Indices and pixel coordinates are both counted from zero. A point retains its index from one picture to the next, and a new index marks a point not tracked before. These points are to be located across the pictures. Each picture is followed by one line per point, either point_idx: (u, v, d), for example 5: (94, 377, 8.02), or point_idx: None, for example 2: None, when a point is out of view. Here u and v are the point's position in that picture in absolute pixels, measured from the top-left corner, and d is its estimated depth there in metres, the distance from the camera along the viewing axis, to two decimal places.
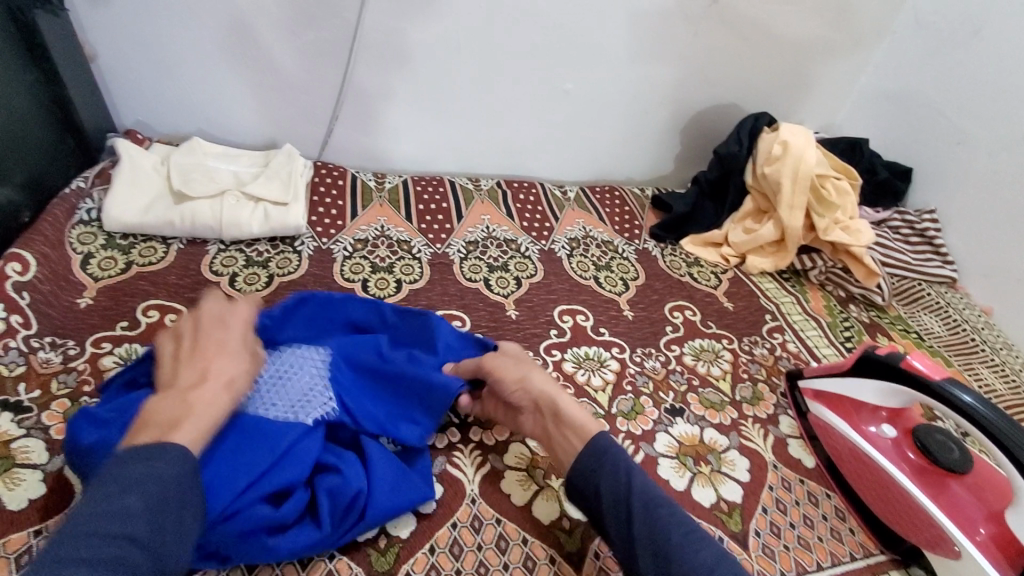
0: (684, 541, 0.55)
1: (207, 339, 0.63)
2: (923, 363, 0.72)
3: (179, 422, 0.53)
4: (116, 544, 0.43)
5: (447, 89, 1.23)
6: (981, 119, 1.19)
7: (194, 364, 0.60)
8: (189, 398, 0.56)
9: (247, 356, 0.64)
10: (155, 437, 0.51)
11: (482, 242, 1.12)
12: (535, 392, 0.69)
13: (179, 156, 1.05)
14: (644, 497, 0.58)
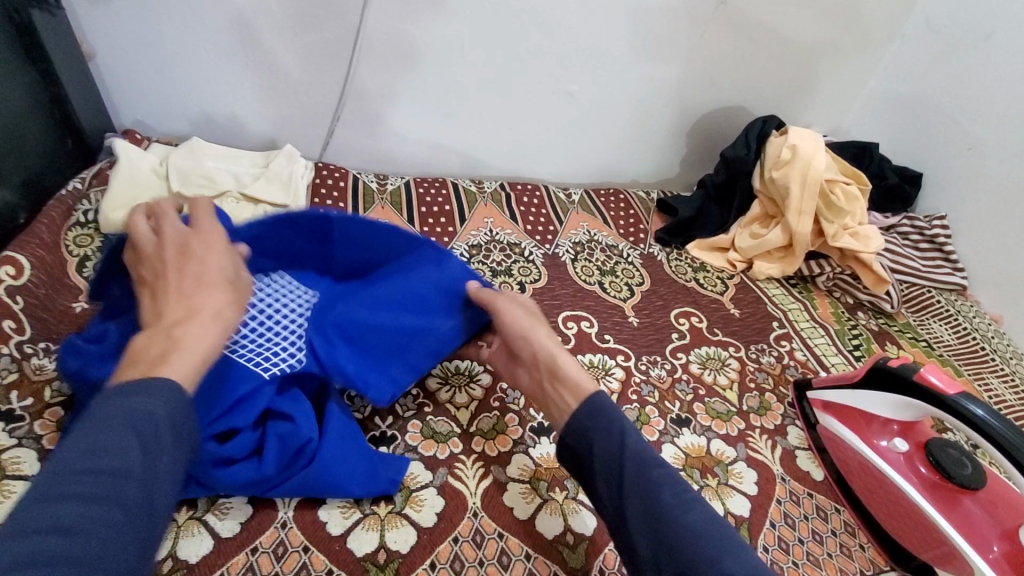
0: (674, 502, 0.52)
1: (185, 275, 0.53)
2: (938, 376, 0.70)
3: (165, 356, 0.46)
4: (106, 482, 0.39)
5: (451, 91, 1.22)
6: (993, 125, 1.17)
7: (173, 300, 0.50)
8: (174, 332, 0.48)
9: (232, 287, 0.54)
10: (140, 374, 0.44)
11: (485, 245, 1.10)
12: (535, 346, 0.68)
13: (179, 158, 1.04)
14: (638, 455, 0.55)
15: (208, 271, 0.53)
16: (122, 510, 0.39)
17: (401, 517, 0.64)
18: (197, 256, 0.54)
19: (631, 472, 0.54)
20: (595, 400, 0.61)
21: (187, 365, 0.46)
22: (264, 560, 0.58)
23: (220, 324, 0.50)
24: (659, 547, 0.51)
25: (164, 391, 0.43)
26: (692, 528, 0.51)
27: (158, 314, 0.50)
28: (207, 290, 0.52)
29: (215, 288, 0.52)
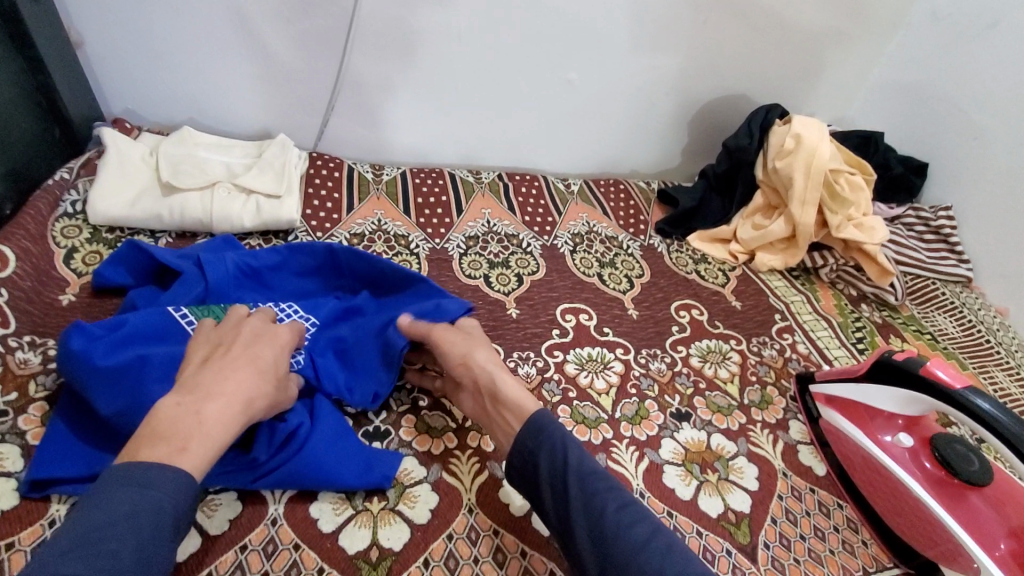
0: (617, 517, 0.54)
1: (241, 357, 0.59)
2: (945, 370, 0.69)
3: (187, 442, 0.50)
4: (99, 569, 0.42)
5: (447, 81, 1.19)
6: (1001, 113, 1.14)
7: (213, 376, 0.56)
8: (202, 413, 0.52)
9: (275, 383, 0.60)
10: (165, 454, 0.49)
11: (482, 237, 1.09)
12: (476, 370, 0.69)
13: (171, 147, 1.03)
14: (580, 468, 0.57)
15: (263, 361, 0.60)
16: None
17: (394, 514, 0.62)
18: (259, 347, 0.61)
19: (576, 486, 0.56)
20: (537, 418, 0.62)
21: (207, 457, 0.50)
22: (253, 558, 0.57)
23: (246, 412, 0.55)
24: (604, 558, 0.52)
25: (170, 476, 0.48)
26: (638, 540, 0.52)
27: (196, 382, 0.55)
28: (248, 376, 0.57)
29: (259, 377, 0.58)
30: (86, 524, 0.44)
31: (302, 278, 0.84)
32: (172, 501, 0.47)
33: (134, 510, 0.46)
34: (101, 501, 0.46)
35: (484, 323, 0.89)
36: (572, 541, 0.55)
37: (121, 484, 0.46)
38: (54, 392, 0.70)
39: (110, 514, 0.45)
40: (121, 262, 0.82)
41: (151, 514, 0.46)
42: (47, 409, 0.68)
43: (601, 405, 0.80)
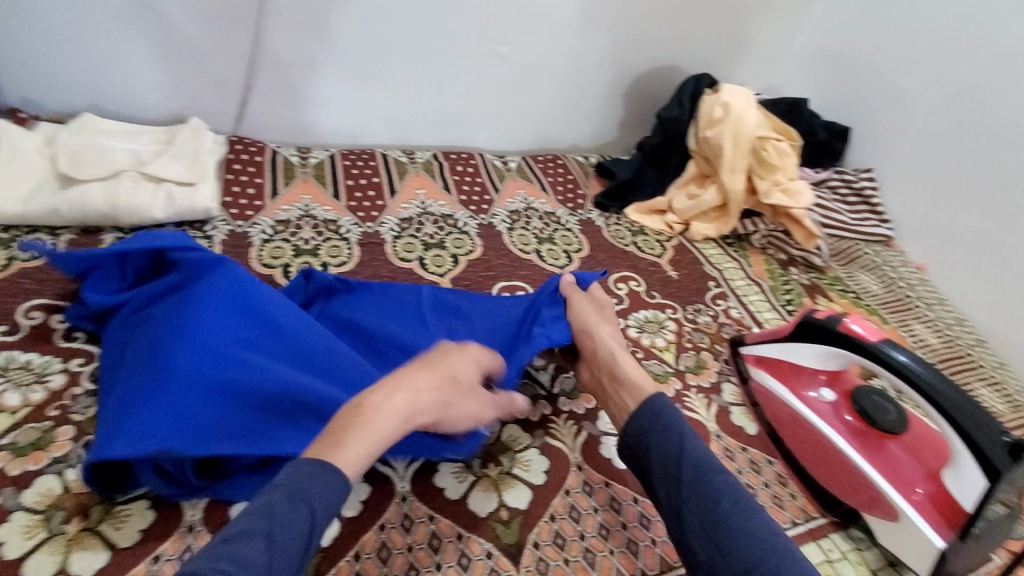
0: (733, 509, 0.54)
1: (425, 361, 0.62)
2: (861, 325, 0.71)
3: (343, 439, 0.53)
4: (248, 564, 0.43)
5: (375, 56, 1.14)
6: (915, 76, 1.19)
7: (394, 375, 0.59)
8: (364, 405, 0.55)
9: (446, 380, 0.62)
10: (320, 453, 0.51)
11: (417, 219, 1.05)
12: (599, 345, 0.74)
13: (69, 137, 0.94)
14: (695, 461, 0.58)
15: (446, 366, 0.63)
16: None
17: None
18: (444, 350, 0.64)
19: (689, 470, 0.57)
20: (656, 402, 0.64)
21: (356, 453, 0.52)
22: (167, 567, 0.57)
23: (409, 407, 0.57)
24: (705, 539, 0.54)
25: (328, 485, 0.49)
26: (752, 534, 0.52)
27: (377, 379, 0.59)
28: (419, 374, 0.60)
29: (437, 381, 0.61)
30: (253, 518, 0.46)
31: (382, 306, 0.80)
32: (320, 501, 0.49)
33: (290, 508, 0.47)
34: (267, 499, 0.48)
35: None
36: (678, 522, 0.56)
37: (284, 486, 0.48)
38: None
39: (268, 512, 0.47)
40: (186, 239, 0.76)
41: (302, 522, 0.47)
42: None
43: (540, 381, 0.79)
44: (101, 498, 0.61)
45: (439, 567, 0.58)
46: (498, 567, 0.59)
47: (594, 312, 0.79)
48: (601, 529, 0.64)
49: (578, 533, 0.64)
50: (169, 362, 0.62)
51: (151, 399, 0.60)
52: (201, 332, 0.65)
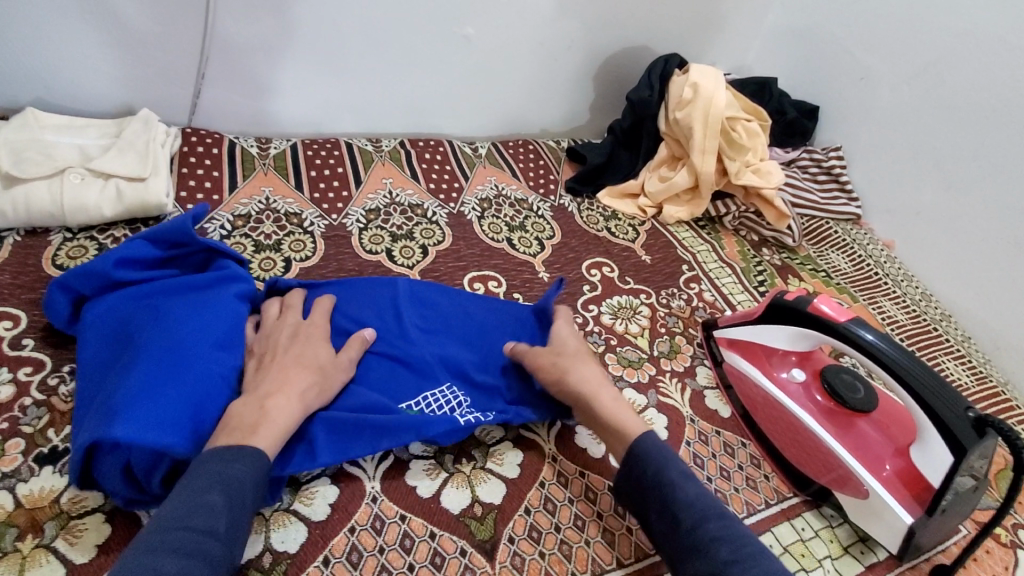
0: (733, 560, 0.52)
1: (291, 360, 0.63)
2: (830, 305, 0.71)
3: (256, 426, 0.55)
4: (196, 536, 0.47)
5: (334, 41, 1.09)
6: (881, 53, 1.19)
7: (273, 376, 0.61)
8: (266, 408, 0.57)
9: (318, 368, 0.64)
10: (231, 440, 0.54)
11: (384, 209, 1.02)
12: (571, 393, 0.67)
13: (9, 132, 0.88)
14: (693, 508, 0.55)
15: (314, 359, 0.64)
16: (210, 565, 0.46)
17: (289, 514, 0.58)
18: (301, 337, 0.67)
19: (689, 513, 0.55)
20: (643, 443, 0.61)
21: (271, 437, 0.56)
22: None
23: (302, 402, 0.60)
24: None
25: (247, 457, 0.53)
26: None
27: (256, 384, 0.60)
28: (298, 367, 0.62)
29: (304, 369, 0.63)
30: (179, 501, 0.48)
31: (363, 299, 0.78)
32: (251, 474, 0.52)
33: (220, 484, 0.50)
34: (188, 486, 0.50)
35: None
36: (688, 569, 0.53)
37: (204, 467, 0.51)
38: None
39: (190, 499, 0.49)
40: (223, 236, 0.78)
41: (232, 496, 0.50)
42: None
43: None
44: (53, 513, 0.58)
45: (413, 568, 0.57)
46: (473, 563, 0.58)
47: (555, 354, 0.70)
48: (576, 521, 0.64)
49: (553, 525, 0.63)
50: (189, 347, 0.61)
51: (169, 381, 0.58)
52: (213, 324, 0.65)
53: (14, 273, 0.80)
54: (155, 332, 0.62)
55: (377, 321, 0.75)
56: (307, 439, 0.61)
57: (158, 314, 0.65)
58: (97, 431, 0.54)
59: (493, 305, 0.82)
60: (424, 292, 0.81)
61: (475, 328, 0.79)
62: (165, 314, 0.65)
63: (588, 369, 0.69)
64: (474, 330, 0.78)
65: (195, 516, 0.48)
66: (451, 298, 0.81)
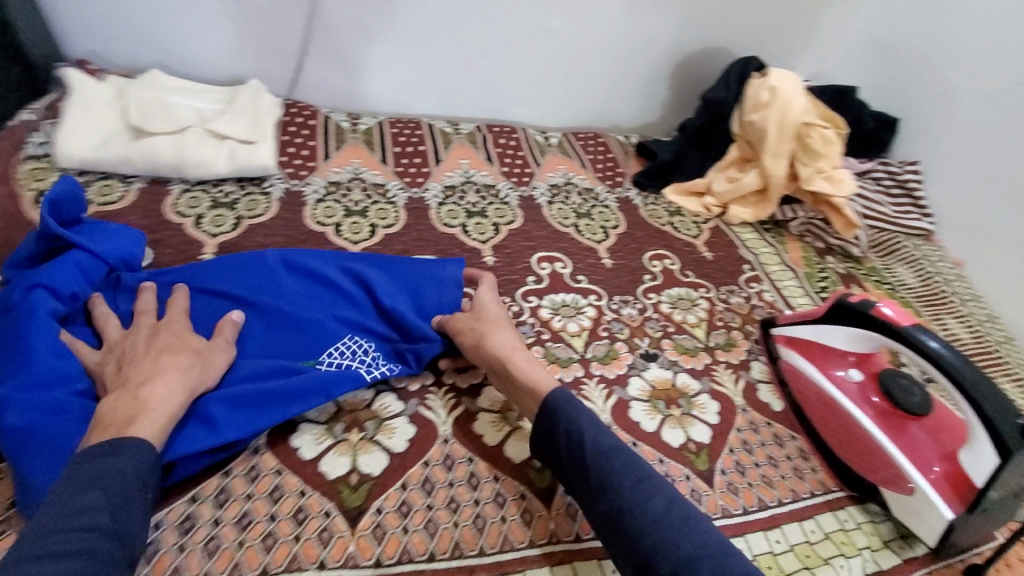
0: (634, 490, 0.54)
1: (156, 345, 0.61)
2: (892, 309, 0.73)
3: (134, 419, 0.53)
4: (77, 533, 0.44)
5: (424, 26, 1.17)
6: (968, 68, 1.16)
7: (141, 366, 0.58)
8: (139, 395, 0.55)
9: (194, 351, 0.62)
10: (114, 434, 0.52)
11: (460, 187, 1.09)
12: (490, 358, 0.70)
13: (138, 90, 1.00)
14: (596, 448, 0.58)
15: (179, 338, 0.63)
16: (96, 558, 0.44)
17: (373, 443, 0.66)
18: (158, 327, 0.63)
19: (593, 455, 0.58)
20: (554, 397, 0.63)
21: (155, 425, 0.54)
22: (237, 483, 0.60)
23: (184, 386, 0.58)
24: (616, 524, 0.54)
25: (133, 460, 0.50)
26: (651, 511, 0.53)
27: (127, 375, 0.57)
28: (167, 354, 0.60)
29: (174, 350, 0.61)
30: (53, 506, 0.46)
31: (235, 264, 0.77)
32: (135, 463, 0.50)
33: (102, 478, 0.48)
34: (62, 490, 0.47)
35: None
36: (594, 507, 0.56)
37: (77, 469, 0.49)
38: None
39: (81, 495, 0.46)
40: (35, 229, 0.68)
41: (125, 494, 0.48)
42: None
43: (574, 346, 0.83)
44: None
45: (478, 502, 0.63)
46: (532, 507, 0.64)
47: (477, 321, 0.73)
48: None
49: None
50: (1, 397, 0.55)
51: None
52: (39, 347, 0.59)
53: (140, 216, 0.90)
54: None
55: (255, 290, 0.74)
56: (199, 416, 0.60)
57: None
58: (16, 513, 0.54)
59: (372, 259, 0.82)
60: (286, 257, 0.79)
61: (351, 288, 0.79)
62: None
63: (507, 335, 0.72)
64: (355, 286, 0.79)
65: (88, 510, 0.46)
66: (316, 258, 0.80)
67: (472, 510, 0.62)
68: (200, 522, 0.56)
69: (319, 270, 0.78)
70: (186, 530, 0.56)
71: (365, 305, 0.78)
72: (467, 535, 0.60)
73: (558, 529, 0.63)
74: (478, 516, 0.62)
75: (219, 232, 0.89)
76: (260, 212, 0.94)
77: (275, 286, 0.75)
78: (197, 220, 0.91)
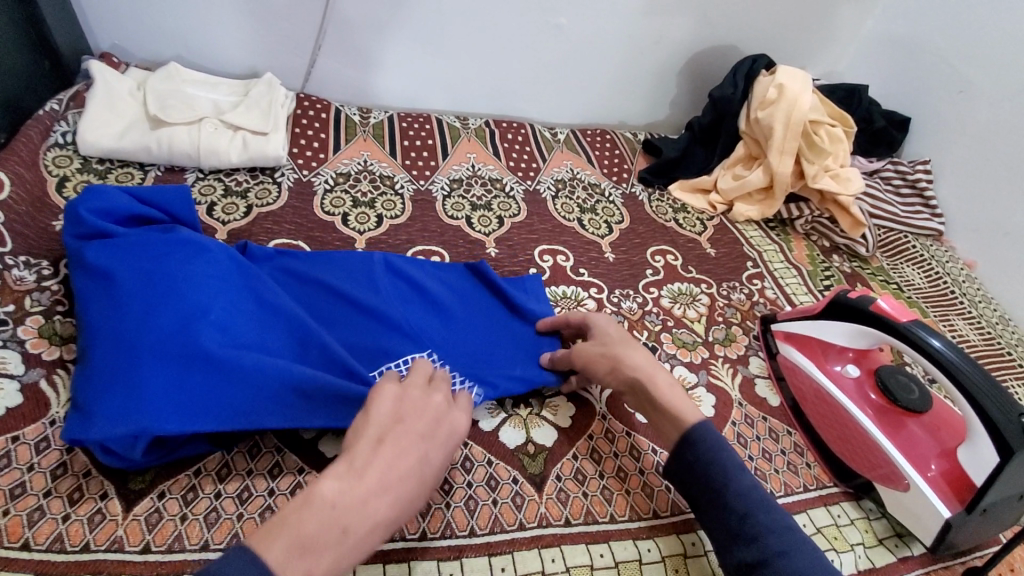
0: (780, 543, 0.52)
1: (408, 450, 0.50)
2: (890, 304, 0.72)
3: (319, 554, 0.43)
4: None
5: (436, 22, 1.18)
6: (983, 67, 1.15)
7: (377, 479, 0.48)
8: (349, 530, 0.45)
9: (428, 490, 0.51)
10: (284, 555, 0.42)
11: (466, 180, 1.11)
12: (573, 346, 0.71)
13: (157, 82, 1.03)
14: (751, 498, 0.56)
15: (432, 472, 0.51)
16: None
17: None
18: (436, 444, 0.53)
19: (738, 500, 0.56)
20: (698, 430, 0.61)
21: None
22: (259, 480, 0.62)
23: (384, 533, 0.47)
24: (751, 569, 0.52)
25: None
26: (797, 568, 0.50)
27: (364, 472, 0.48)
28: (409, 481, 0.49)
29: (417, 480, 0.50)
30: None
31: (337, 265, 0.81)
32: None
33: None
34: None
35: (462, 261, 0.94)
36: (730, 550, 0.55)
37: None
38: (48, 307, 0.72)
39: None
40: (176, 198, 0.80)
41: None
42: (45, 322, 0.70)
43: None
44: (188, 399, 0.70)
45: (471, 484, 0.65)
46: (524, 492, 0.65)
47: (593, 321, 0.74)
48: (644, 488, 0.69)
49: (598, 471, 0.69)
50: (123, 318, 0.60)
51: (124, 363, 0.57)
52: (172, 297, 0.62)
53: None
54: (112, 315, 0.60)
55: (355, 285, 0.78)
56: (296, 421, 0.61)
57: (114, 294, 0.62)
58: (75, 431, 0.54)
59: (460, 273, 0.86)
60: (390, 262, 0.83)
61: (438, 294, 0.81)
62: (121, 296, 0.62)
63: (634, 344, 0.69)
64: (442, 288, 0.83)
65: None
66: (414, 267, 0.83)
67: (464, 492, 0.64)
68: (201, 494, 0.60)
69: (417, 279, 0.81)
70: (189, 500, 0.59)
71: (447, 303, 0.81)
72: (458, 515, 0.62)
73: (543, 513, 0.64)
74: (470, 497, 0.63)
75: (229, 220, 0.92)
76: (270, 201, 0.97)
77: (372, 285, 0.79)
78: (210, 208, 0.94)
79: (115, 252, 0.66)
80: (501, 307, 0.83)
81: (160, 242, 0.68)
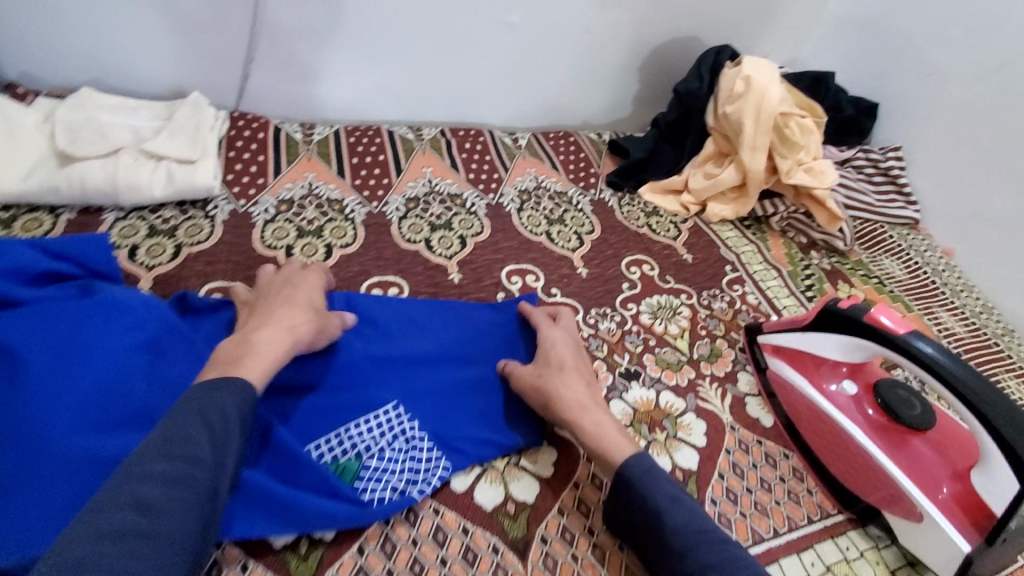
0: None
1: (279, 298, 0.65)
2: (890, 317, 0.66)
3: (242, 359, 0.55)
4: (178, 463, 0.46)
5: (380, 26, 1.09)
6: (951, 46, 1.11)
7: (261, 316, 0.62)
8: (252, 339, 0.58)
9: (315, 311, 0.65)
10: (217, 373, 0.54)
11: (423, 198, 1.02)
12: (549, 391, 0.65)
13: (65, 112, 0.91)
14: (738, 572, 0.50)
15: (298, 299, 0.65)
16: (191, 490, 0.45)
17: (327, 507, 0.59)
18: (292, 284, 0.68)
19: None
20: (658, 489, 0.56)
21: (257, 369, 0.55)
22: None
23: (290, 339, 0.60)
24: None
25: (230, 385, 0.52)
26: None
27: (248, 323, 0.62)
28: (290, 309, 0.63)
29: (299, 308, 0.64)
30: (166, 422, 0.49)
31: None
32: (234, 404, 0.51)
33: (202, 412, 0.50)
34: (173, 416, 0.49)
35: (423, 290, 0.86)
36: None
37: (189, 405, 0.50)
38: None
39: (182, 411, 0.50)
40: (95, 250, 0.69)
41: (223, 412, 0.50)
42: None
43: None
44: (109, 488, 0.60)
45: (445, 562, 0.57)
46: (505, 561, 0.58)
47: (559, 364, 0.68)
48: None
49: (587, 527, 0.62)
50: (22, 409, 0.51)
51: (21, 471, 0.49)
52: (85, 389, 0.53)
53: None
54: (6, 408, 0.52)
55: None
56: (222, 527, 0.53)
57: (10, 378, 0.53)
58: None
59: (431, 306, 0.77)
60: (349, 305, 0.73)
61: (406, 337, 0.73)
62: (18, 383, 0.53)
63: (574, 389, 0.66)
64: (409, 328, 0.74)
65: (196, 461, 0.47)
66: (379, 308, 0.74)
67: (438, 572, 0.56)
68: None
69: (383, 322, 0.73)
70: None
71: (417, 344, 0.72)
72: None
73: None
74: None
75: (156, 264, 0.82)
76: (202, 238, 0.87)
77: None
78: (132, 252, 0.83)
79: (16, 324, 0.57)
80: (478, 346, 0.74)
81: (75, 314, 0.58)
